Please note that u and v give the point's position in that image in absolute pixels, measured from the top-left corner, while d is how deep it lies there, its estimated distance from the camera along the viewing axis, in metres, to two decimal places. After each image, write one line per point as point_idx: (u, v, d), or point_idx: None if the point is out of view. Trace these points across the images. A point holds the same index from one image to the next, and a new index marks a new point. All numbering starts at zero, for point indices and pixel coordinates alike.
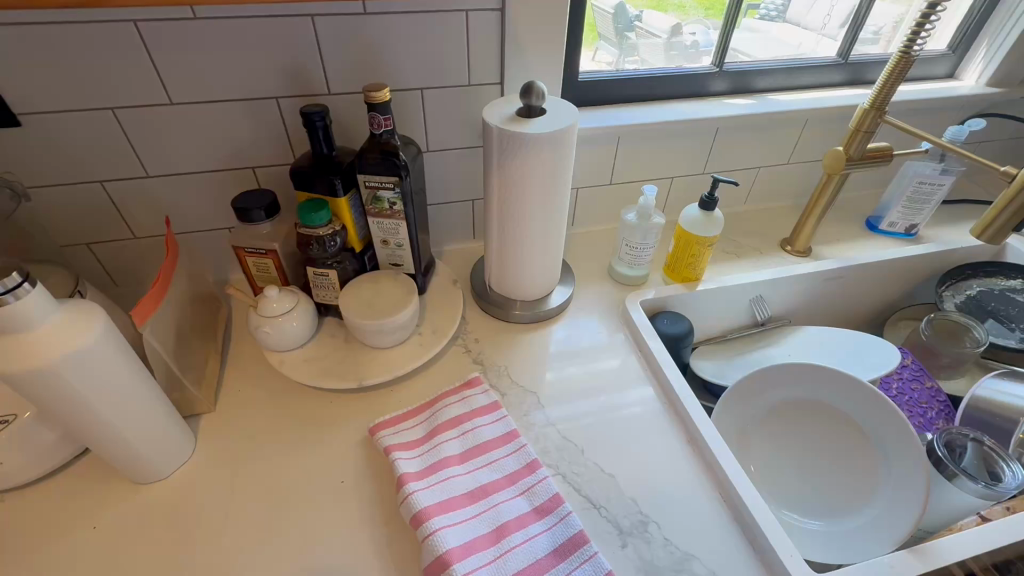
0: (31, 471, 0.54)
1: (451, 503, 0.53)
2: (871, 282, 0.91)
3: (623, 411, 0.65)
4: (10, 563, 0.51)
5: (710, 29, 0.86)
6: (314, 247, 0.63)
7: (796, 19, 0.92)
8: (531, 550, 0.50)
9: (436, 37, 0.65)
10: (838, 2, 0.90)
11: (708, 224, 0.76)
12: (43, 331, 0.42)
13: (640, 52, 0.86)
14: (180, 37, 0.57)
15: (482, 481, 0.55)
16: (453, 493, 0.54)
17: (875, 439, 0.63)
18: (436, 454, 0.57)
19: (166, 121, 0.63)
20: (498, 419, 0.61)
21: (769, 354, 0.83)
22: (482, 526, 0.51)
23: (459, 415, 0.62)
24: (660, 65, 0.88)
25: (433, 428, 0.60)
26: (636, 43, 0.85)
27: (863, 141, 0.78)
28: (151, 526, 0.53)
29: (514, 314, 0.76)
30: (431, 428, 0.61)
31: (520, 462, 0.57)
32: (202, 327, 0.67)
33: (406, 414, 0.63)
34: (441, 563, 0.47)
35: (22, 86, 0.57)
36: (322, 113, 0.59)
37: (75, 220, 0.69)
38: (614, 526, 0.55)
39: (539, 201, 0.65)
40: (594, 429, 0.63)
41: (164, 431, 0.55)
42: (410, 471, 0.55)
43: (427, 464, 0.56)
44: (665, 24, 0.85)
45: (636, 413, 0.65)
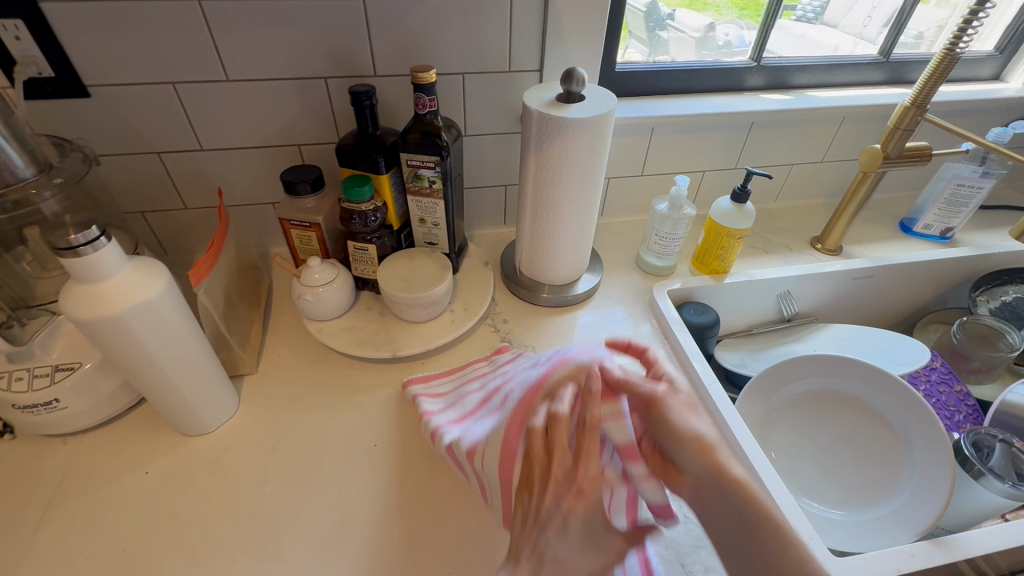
0: (91, 417, 0.58)
1: (467, 415, 0.58)
2: (902, 283, 0.90)
3: None
4: (71, 498, 0.55)
5: (744, 29, 0.87)
6: (357, 221, 0.66)
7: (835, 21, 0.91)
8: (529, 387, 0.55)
9: (480, 23, 0.67)
10: (880, 3, 0.89)
11: (740, 216, 0.77)
12: (115, 282, 0.45)
13: (671, 50, 0.87)
14: (240, 17, 0.60)
15: (495, 388, 0.60)
16: (470, 408, 0.59)
17: (902, 436, 0.64)
18: (458, 393, 0.62)
19: (221, 97, 0.67)
20: (519, 356, 0.66)
21: (794, 349, 0.83)
22: (493, 412, 0.56)
23: (484, 371, 0.65)
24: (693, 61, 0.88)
25: (462, 380, 0.64)
26: (668, 41, 0.86)
27: (902, 139, 0.78)
28: (198, 474, 0.57)
29: (542, 297, 0.78)
30: (460, 381, 0.64)
31: (528, 361, 0.62)
32: (247, 295, 0.70)
33: (437, 373, 0.66)
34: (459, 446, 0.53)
35: (94, 58, 0.60)
36: (370, 92, 0.61)
37: (133, 190, 0.73)
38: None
39: (574, 186, 0.66)
40: None
41: (212, 387, 0.58)
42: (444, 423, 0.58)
43: (450, 402, 0.61)
44: (699, 23, 0.85)
45: None
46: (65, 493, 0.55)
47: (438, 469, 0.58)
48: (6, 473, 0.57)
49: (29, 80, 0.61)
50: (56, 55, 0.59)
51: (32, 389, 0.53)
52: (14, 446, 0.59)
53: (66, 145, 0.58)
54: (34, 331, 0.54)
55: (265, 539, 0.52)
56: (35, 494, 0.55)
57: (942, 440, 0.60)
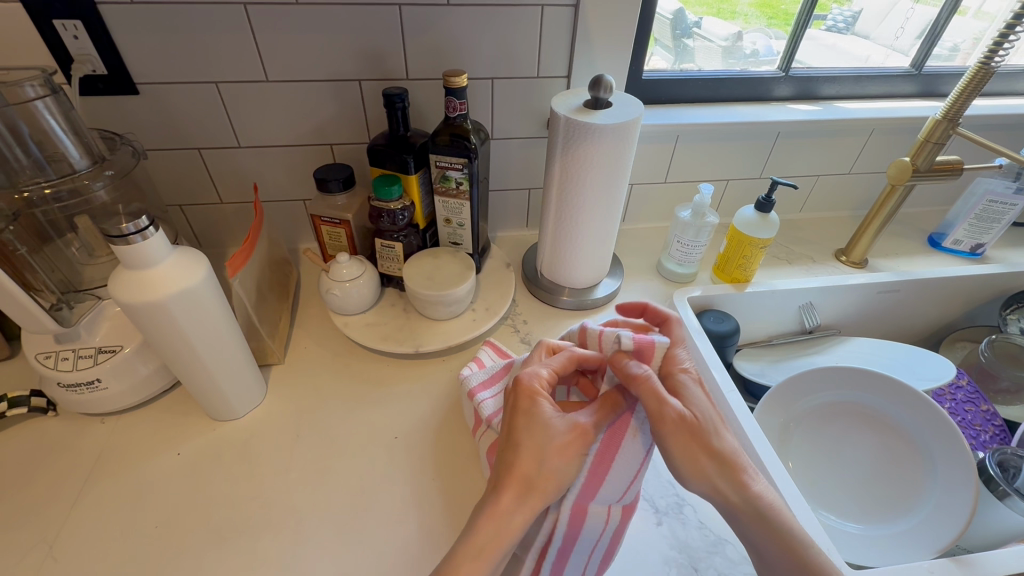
0: (128, 398, 0.61)
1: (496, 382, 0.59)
2: (930, 298, 0.89)
3: None
4: (106, 475, 0.57)
5: (772, 38, 0.87)
6: (385, 219, 0.68)
7: (867, 32, 0.90)
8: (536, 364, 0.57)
9: (511, 29, 0.68)
10: (913, 15, 0.89)
11: (763, 226, 0.77)
12: (161, 269, 0.48)
13: (696, 57, 0.87)
14: (282, 20, 0.63)
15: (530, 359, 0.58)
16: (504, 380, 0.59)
17: (927, 454, 0.63)
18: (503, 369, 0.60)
19: (261, 97, 0.69)
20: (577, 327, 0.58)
21: (815, 361, 0.83)
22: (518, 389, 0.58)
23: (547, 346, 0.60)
24: (719, 70, 0.88)
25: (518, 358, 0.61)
26: (694, 49, 0.86)
27: (932, 152, 0.77)
28: (225, 458, 0.59)
29: (561, 299, 0.79)
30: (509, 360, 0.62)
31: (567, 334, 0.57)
32: (277, 288, 0.73)
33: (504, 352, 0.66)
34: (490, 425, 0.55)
35: (144, 57, 0.64)
36: (403, 94, 0.63)
37: (173, 184, 0.77)
38: (653, 509, 0.56)
39: (599, 191, 0.67)
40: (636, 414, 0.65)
41: (243, 375, 0.60)
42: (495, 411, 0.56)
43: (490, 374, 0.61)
44: (727, 31, 0.85)
45: None
46: (101, 470, 0.58)
47: (455, 462, 0.59)
48: (48, 447, 0.60)
49: (84, 77, 0.64)
50: (110, 54, 0.63)
51: (77, 369, 0.56)
52: (57, 423, 0.62)
53: (118, 139, 0.61)
54: (81, 314, 0.56)
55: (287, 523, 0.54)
56: (73, 470, 0.58)
57: (966, 455, 0.59)
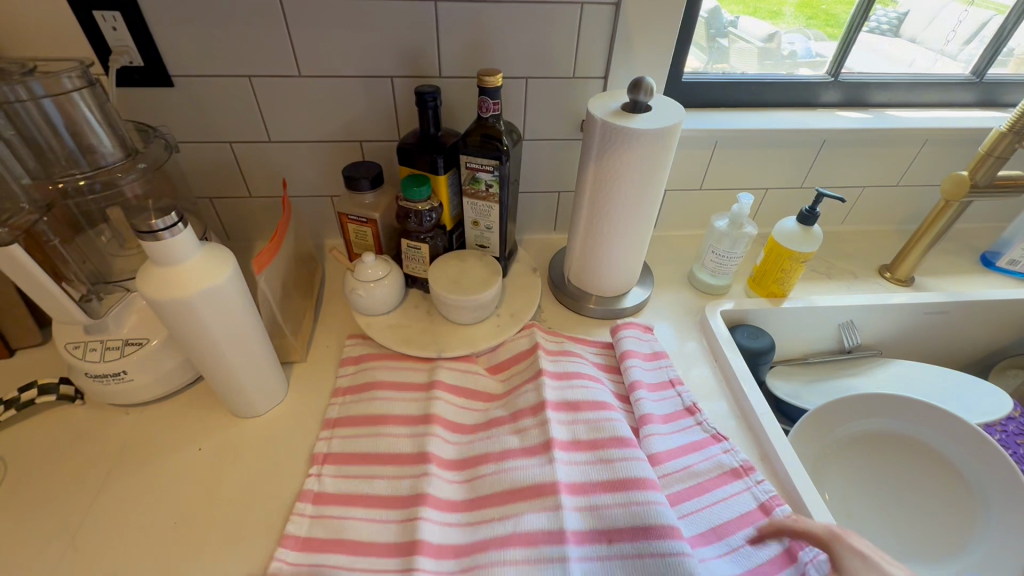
0: (152, 391, 0.61)
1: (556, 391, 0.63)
2: (982, 321, 0.83)
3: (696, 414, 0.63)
4: (131, 465, 0.58)
5: (810, 39, 0.82)
6: (412, 220, 0.67)
7: (912, 35, 0.85)
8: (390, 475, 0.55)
9: (549, 28, 0.66)
10: (965, 18, 0.84)
11: (805, 239, 0.73)
12: (187, 266, 0.47)
13: (729, 59, 0.83)
14: (318, 15, 0.62)
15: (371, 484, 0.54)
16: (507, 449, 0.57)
17: (980, 496, 0.58)
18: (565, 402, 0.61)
19: (293, 92, 0.69)
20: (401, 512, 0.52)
21: (853, 384, 0.79)
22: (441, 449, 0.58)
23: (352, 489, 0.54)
24: (751, 72, 0.84)
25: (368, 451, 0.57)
26: (727, 50, 0.82)
27: (993, 166, 0.72)
28: (243, 458, 0.59)
29: (587, 307, 0.76)
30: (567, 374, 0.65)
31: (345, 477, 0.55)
32: (302, 285, 0.73)
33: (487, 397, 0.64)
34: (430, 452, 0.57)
35: (180, 50, 0.64)
36: (435, 93, 0.61)
37: (203, 177, 0.77)
38: None
39: (633, 198, 0.65)
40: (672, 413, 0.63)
41: (264, 373, 0.59)
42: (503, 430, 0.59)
43: (565, 401, 0.61)
44: (760, 31, 0.81)
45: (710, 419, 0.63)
46: (126, 459, 0.58)
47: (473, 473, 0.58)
48: (75, 435, 0.60)
49: (121, 68, 0.64)
50: (147, 46, 0.63)
51: (104, 360, 0.56)
52: (85, 411, 0.62)
53: (150, 132, 0.61)
54: (110, 305, 0.57)
55: (344, 388, 0.65)
56: (99, 458, 0.58)
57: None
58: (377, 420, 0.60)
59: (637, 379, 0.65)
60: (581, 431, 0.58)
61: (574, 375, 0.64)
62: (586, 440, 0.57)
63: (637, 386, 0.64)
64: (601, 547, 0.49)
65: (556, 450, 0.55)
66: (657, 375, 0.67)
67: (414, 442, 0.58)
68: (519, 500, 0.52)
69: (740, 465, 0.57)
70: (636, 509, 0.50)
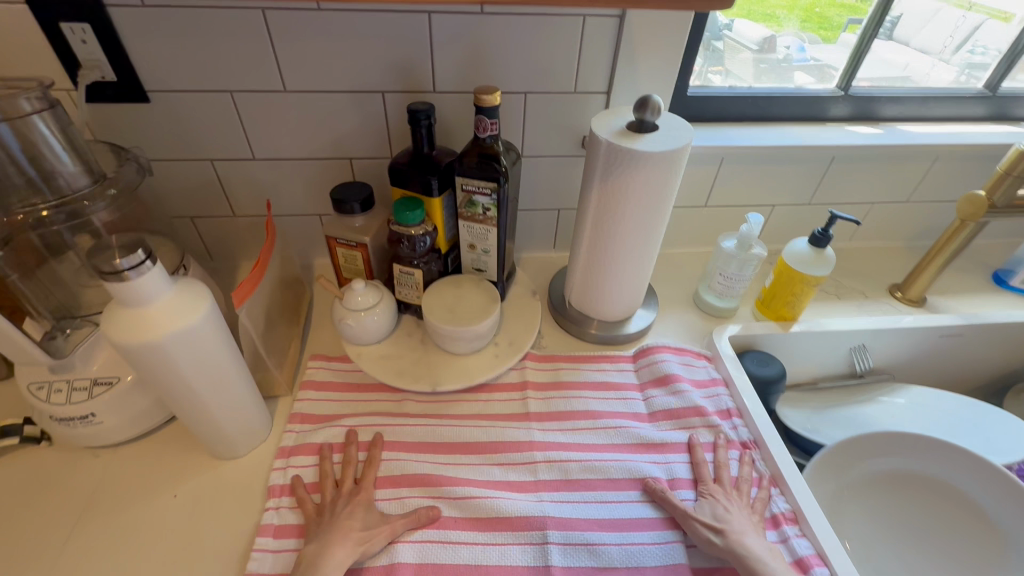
0: (124, 432, 0.56)
1: (567, 416, 0.63)
2: (997, 344, 0.80)
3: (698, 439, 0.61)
4: (101, 514, 0.53)
5: (805, 43, 0.79)
6: (405, 245, 0.63)
7: (906, 39, 0.81)
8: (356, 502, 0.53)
9: (550, 41, 0.63)
10: (964, 22, 0.81)
11: (817, 262, 0.70)
12: (156, 306, 0.43)
13: (725, 61, 0.78)
14: (303, 28, 0.58)
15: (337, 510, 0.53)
16: (497, 483, 0.56)
17: (1012, 544, 0.55)
18: (567, 435, 0.61)
19: (277, 107, 0.65)
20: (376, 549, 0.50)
21: (867, 412, 0.75)
22: (444, 468, 0.56)
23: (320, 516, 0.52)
24: (749, 82, 0.80)
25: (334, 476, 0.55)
26: (723, 53, 0.78)
27: (1011, 186, 0.69)
28: (222, 504, 0.55)
29: (589, 333, 0.73)
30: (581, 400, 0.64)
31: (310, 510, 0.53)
32: (288, 312, 0.69)
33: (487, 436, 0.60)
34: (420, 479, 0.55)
35: (156, 64, 0.60)
36: (429, 111, 0.58)
37: (182, 196, 0.72)
38: None
39: (637, 220, 0.61)
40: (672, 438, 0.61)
41: (245, 412, 0.55)
42: (507, 460, 0.58)
43: (559, 439, 0.60)
44: (756, 35, 0.78)
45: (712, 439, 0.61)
46: (96, 507, 0.54)
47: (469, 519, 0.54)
48: (40, 480, 0.56)
49: (92, 84, 0.60)
50: (120, 59, 0.59)
51: (71, 402, 0.52)
52: (51, 454, 0.58)
53: (123, 153, 0.57)
54: (76, 343, 0.52)
55: (302, 413, 0.61)
56: (66, 506, 0.54)
57: None
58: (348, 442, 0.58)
59: (664, 407, 0.64)
60: (572, 470, 0.57)
61: (568, 414, 0.63)
62: (578, 479, 0.56)
63: (662, 414, 0.63)
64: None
65: (544, 490, 0.55)
66: (697, 400, 0.64)
67: (388, 472, 0.56)
68: (503, 531, 0.52)
69: (778, 513, 0.55)
70: (633, 549, 0.51)
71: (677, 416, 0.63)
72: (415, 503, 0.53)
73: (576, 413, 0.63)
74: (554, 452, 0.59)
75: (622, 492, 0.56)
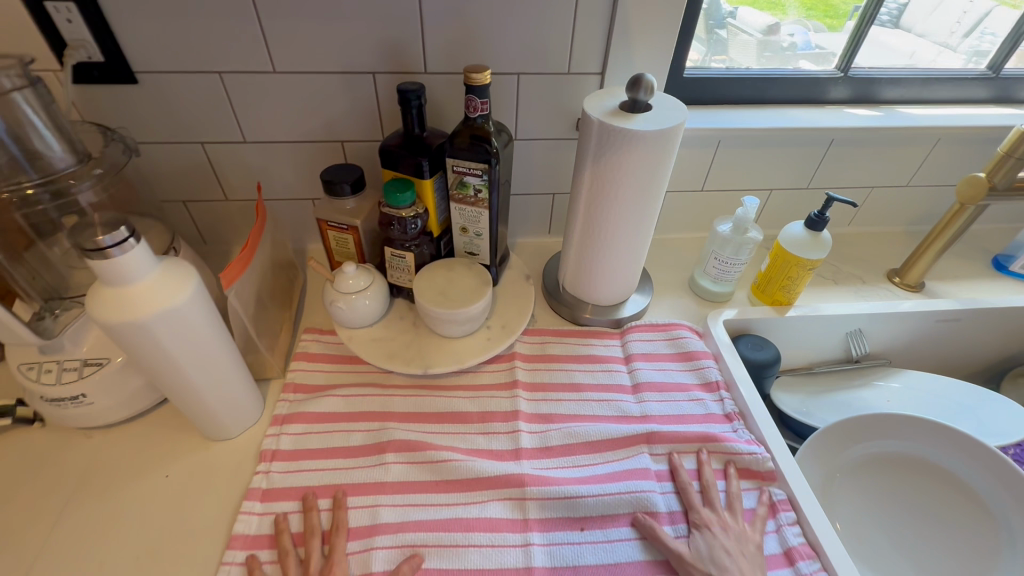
0: (115, 414, 0.56)
1: (553, 387, 0.63)
2: (996, 329, 0.80)
3: (680, 410, 0.61)
4: (92, 493, 0.54)
5: (809, 31, 0.77)
6: (395, 227, 0.63)
7: (912, 26, 0.80)
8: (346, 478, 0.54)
9: (542, 20, 0.62)
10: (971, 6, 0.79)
11: (813, 245, 0.69)
12: (141, 284, 0.43)
13: (727, 50, 0.77)
14: (291, 6, 0.57)
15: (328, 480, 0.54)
16: (480, 449, 0.57)
17: (1001, 525, 0.55)
18: (550, 407, 0.61)
19: (267, 89, 0.64)
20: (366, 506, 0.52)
21: (861, 396, 0.75)
22: (432, 436, 0.57)
23: (312, 485, 0.53)
24: (750, 67, 0.79)
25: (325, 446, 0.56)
26: (726, 41, 0.77)
27: (1012, 169, 0.68)
28: (214, 484, 0.55)
29: (583, 317, 0.72)
30: (570, 373, 0.65)
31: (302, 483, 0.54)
32: (280, 295, 0.68)
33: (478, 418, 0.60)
34: (408, 445, 0.56)
35: (143, 44, 0.59)
36: (419, 91, 0.57)
37: (173, 180, 0.72)
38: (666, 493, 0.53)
39: (629, 202, 0.60)
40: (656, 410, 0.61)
41: (235, 392, 0.55)
42: (495, 433, 0.58)
43: (541, 412, 0.61)
44: (759, 23, 0.76)
45: (697, 411, 0.61)
46: (87, 486, 0.54)
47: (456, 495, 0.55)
48: (33, 460, 0.56)
49: (78, 65, 0.59)
50: (105, 39, 0.58)
51: (61, 382, 0.52)
52: (43, 435, 0.58)
53: (110, 134, 0.56)
54: (66, 324, 0.52)
55: (295, 383, 0.62)
56: (57, 487, 0.54)
57: None
58: (342, 416, 0.59)
59: (646, 379, 0.64)
60: (554, 439, 0.58)
61: (553, 386, 0.63)
62: (558, 445, 0.57)
63: (644, 386, 0.64)
64: (571, 532, 0.51)
65: (525, 457, 0.56)
66: (677, 372, 0.65)
67: (376, 445, 0.56)
68: (482, 489, 0.53)
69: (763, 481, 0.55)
70: (610, 512, 0.52)
71: (658, 385, 0.64)
72: (401, 466, 0.55)
73: (561, 385, 0.63)
74: (536, 421, 0.59)
75: (603, 461, 0.56)
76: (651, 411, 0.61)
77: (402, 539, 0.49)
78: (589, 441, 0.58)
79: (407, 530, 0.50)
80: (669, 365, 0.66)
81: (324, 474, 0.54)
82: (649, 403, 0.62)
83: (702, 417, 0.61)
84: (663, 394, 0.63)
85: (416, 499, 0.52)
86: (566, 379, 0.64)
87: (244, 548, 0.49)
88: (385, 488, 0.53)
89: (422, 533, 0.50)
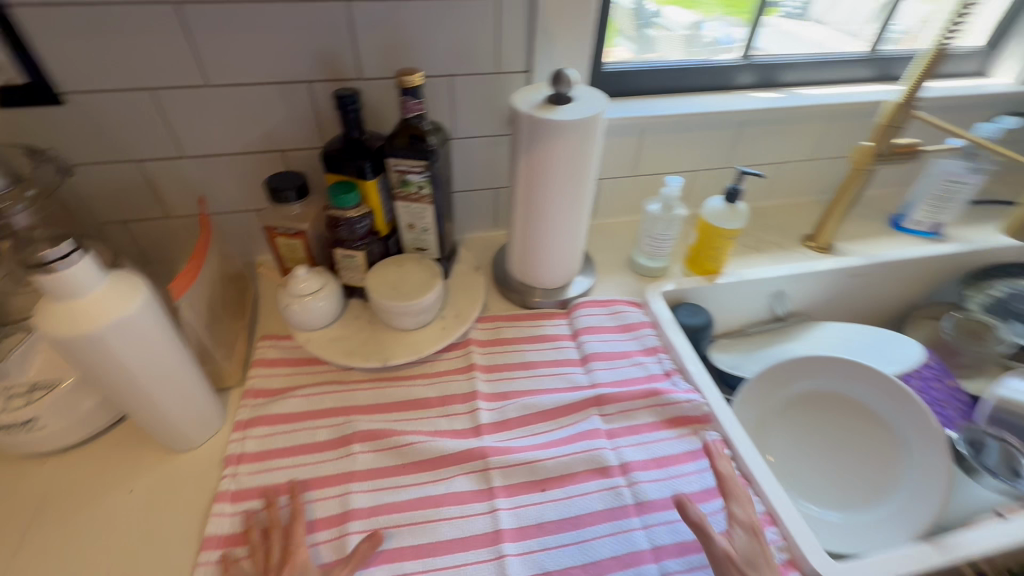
0: (69, 437, 0.56)
1: (506, 368, 0.67)
2: (897, 280, 0.90)
3: (624, 375, 0.67)
4: (50, 518, 0.53)
5: (730, 26, 0.86)
6: (343, 228, 0.65)
7: (820, 18, 0.90)
8: (315, 471, 0.56)
9: (467, 24, 0.66)
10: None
11: (731, 216, 0.76)
12: (90, 297, 0.44)
13: (658, 47, 0.86)
14: (220, 20, 0.59)
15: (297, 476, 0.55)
16: (442, 431, 0.60)
17: (900, 440, 0.62)
18: (505, 385, 0.65)
19: (201, 103, 0.65)
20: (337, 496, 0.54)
21: (788, 349, 0.83)
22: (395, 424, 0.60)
23: (281, 483, 0.55)
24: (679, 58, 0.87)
25: (290, 446, 0.58)
26: (654, 39, 0.85)
27: (891, 136, 0.77)
28: (180, 493, 0.55)
29: (533, 301, 0.76)
30: (521, 353, 0.69)
31: (271, 481, 0.55)
32: (232, 306, 0.69)
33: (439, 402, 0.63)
34: (373, 434, 0.58)
35: (67, 64, 0.59)
36: (354, 96, 0.60)
37: (110, 200, 0.71)
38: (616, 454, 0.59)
39: (561, 187, 0.65)
40: (604, 377, 0.66)
41: (195, 401, 0.56)
42: (456, 414, 0.62)
43: (497, 390, 0.65)
44: (685, 20, 0.84)
45: (639, 375, 0.67)
46: (44, 511, 0.53)
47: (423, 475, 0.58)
48: None
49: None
50: (27, 61, 0.57)
51: (8, 408, 0.51)
52: None
53: (39, 155, 0.56)
54: None
55: (255, 388, 0.63)
56: (11, 517, 0.53)
57: (936, 441, 0.59)
58: (305, 415, 0.61)
59: (592, 350, 0.69)
60: (510, 413, 0.62)
61: (508, 365, 0.67)
62: (515, 418, 0.61)
63: (591, 357, 0.69)
64: (533, 493, 0.55)
65: (484, 433, 0.60)
66: (620, 342, 0.71)
67: (341, 438, 0.58)
68: (448, 466, 0.56)
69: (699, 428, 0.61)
70: (567, 471, 0.56)
71: (603, 355, 0.69)
72: (369, 455, 0.57)
73: (514, 364, 0.67)
74: (493, 399, 0.63)
75: (556, 428, 0.61)
76: (598, 378, 0.66)
77: (374, 522, 0.52)
78: (542, 412, 0.62)
79: (379, 513, 0.52)
80: (611, 336, 0.72)
81: (292, 470, 0.56)
82: (596, 372, 0.67)
83: (644, 378, 0.67)
84: (608, 362, 0.68)
85: (384, 482, 0.55)
86: (518, 358, 0.68)
87: (219, 547, 0.50)
88: (355, 477, 0.55)
89: (394, 513, 0.52)
